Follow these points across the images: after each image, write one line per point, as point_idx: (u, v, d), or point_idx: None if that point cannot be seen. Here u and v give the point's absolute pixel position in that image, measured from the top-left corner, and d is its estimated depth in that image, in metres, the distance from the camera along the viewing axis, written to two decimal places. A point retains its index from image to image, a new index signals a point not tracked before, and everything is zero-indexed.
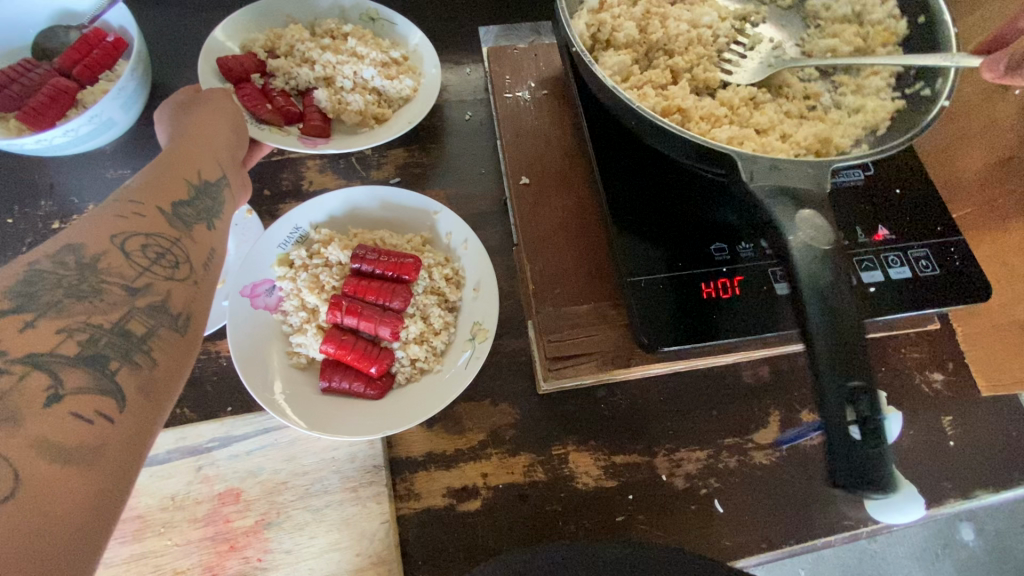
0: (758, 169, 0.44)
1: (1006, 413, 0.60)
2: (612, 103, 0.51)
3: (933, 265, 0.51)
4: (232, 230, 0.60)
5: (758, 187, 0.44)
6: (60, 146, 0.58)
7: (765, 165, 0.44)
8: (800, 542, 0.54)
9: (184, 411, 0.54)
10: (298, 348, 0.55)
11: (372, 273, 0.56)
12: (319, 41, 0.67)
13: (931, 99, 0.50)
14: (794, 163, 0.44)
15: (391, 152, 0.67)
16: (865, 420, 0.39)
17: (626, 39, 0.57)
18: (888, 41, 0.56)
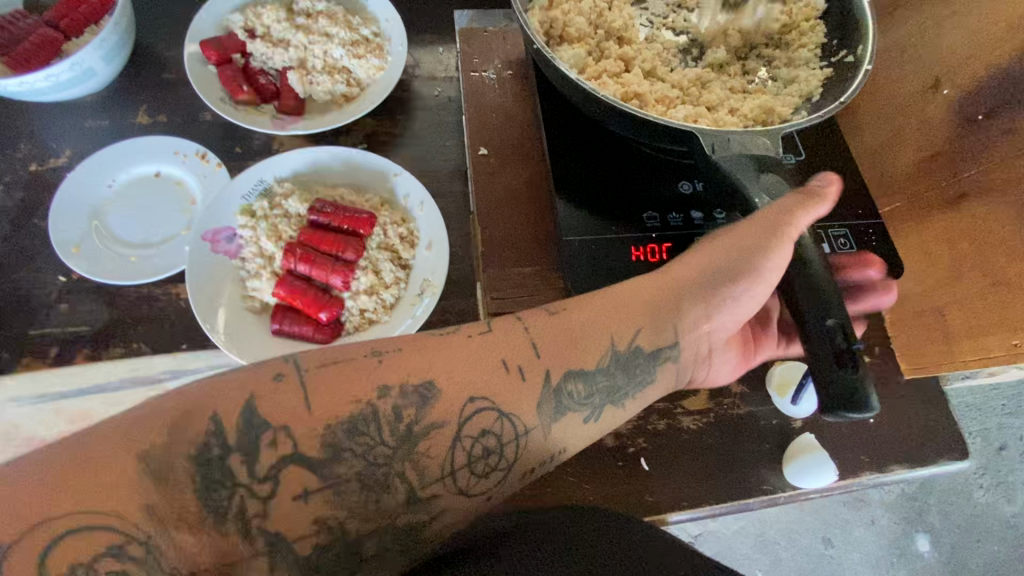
0: (719, 144, 0.49)
1: (929, 397, 0.64)
2: (569, 90, 0.54)
3: (850, 242, 0.57)
4: (201, 180, 0.64)
5: (717, 158, 0.49)
6: (42, 91, 0.62)
7: (722, 138, 0.49)
8: (720, 503, 0.57)
9: (140, 345, 0.56)
10: (253, 292, 0.57)
11: (329, 225, 0.59)
12: (294, 21, 0.70)
13: (856, 65, 0.55)
14: (753, 138, 0.49)
15: (360, 121, 0.70)
16: (844, 348, 0.43)
17: (577, 33, 0.61)
18: (811, 18, 0.61)
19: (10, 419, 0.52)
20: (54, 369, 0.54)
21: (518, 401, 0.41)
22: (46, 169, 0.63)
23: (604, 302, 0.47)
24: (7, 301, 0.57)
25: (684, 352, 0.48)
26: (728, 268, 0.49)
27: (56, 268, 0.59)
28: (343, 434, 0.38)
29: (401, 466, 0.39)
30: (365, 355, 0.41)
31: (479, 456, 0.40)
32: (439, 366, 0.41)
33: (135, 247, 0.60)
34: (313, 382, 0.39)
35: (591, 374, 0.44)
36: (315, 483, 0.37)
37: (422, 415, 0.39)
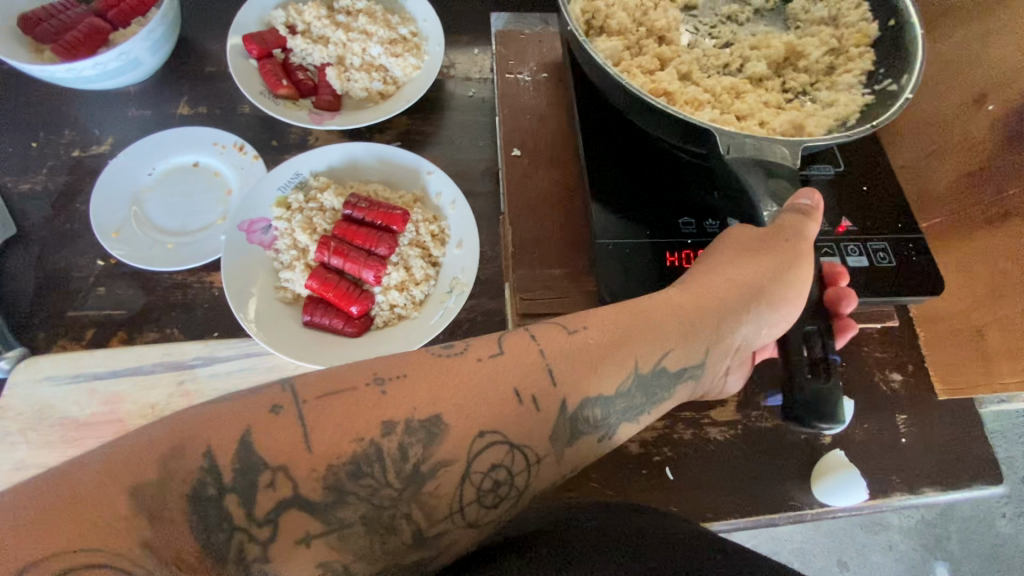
0: (735, 145, 0.48)
1: (966, 419, 0.61)
2: (599, 78, 0.55)
3: (889, 257, 0.55)
4: (238, 172, 0.65)
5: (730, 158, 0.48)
6: (88, 79, 0.63)
7: (740, 139, 0.48)
8: (747, 517, 0.56)
9: (174, 331, 0.57)
10: (286, 283, 0.58)
11: (362, 220, 0.60)
12: (334, 18, 0.71)
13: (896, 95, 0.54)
14: (773, 144, 0.48)
15: (394, 119, 0.70)
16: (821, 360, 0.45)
17: (617, 26, 0.62)
18: (863, 43, 0.60)
19: (44, 398, 0.52)
20: (90, 350, 0.55)
21: (530, 434, 0.37)
22: (89, 155, 0.65)
23: (633, 321, 0.43)
24: (46, 282, 0.58)
25: (708, 368, 0.46)
26: (763, 285, 0.47)
27: (95, 251, 0.60)
28: (346, 475, 0.33)
29: (408, 508, 0.34)
30: (366, 382, 0.36)
31: (490, 489, 0.36)
32: (450, 395, 0.36)
33: (172, 234, 0.61)
34: (313, 413, 0.33)
35: (609, 397, 0.40)
36: (317, 527, 0.32)
37: (431, 452, 0.34)
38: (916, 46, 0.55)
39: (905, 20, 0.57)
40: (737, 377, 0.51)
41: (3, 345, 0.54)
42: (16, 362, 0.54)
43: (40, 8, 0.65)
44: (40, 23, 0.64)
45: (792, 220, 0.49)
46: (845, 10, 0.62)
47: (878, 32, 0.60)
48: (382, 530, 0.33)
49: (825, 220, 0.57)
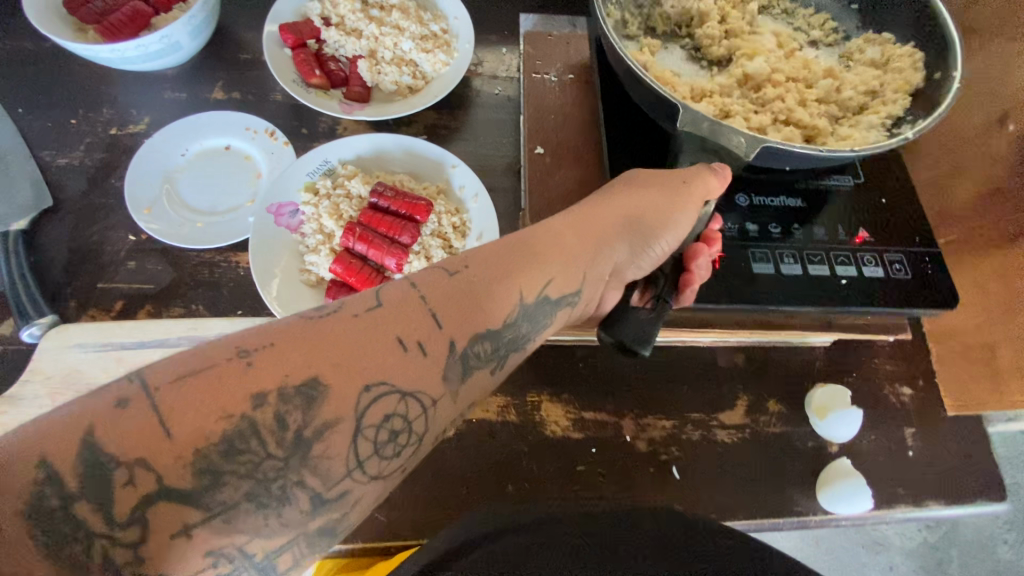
0: (692, 122, 0.50)
1: (975, 437, 0.61)
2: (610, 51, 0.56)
3: (906, 269, 0.56)
4: (268, 156, 0.66)
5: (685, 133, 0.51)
6: (129, 60, 0.65)
7: (703, 123, 0.50)
8: (750, 519, 0.56)
9: (199, 307, 0.59)
10: (310, 266, 0.60)
11: (387, 209, 0.61)
12: (369, 12, 0.73)
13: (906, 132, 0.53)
14: (730, 132, 0.50)
15: (421, 112, 0.72)
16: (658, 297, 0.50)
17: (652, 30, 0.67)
18: (901, 91, 0.60)
19: (73, 364, 0.54)
20: (120, 322, 0.56)
21: (422, 378, 0.35)
22: (124, 133, 0.67)
23: (514, 256, 0.42)
24: (79, 255, 0.60)
25: (585, 295, 0.46)
26: (648, 218, 0.49)
27: (127, 227, 0.62)
28: (218, 456, 0.30)
29: (298, 475, 0.32)
30: (228, 356, 0.32)
31: (388, 441, 0.34)
32: (327, 354, 0.33)
33: (201, 213, 0.63)
34: (168, 399, 0.29)
35: (497, 331, 0.39)
36: (196, 516, 0.29)
37: (312, 417, 0.32)
38: (947, 101, 0.54)
39: (952, 76, 0.56)
40: (615, 294, 0.50)
41: (37, 311, 0.56)
42: (46, 329, 0.55)
43: None
44: (86, 3, 0.66)
45: (695, 172, 0.50)
46: (896, 54, 0.62)
47: (922, 83, 0.59)
48: (259, 508, 0.31)
49: (843, 230, 0.58)
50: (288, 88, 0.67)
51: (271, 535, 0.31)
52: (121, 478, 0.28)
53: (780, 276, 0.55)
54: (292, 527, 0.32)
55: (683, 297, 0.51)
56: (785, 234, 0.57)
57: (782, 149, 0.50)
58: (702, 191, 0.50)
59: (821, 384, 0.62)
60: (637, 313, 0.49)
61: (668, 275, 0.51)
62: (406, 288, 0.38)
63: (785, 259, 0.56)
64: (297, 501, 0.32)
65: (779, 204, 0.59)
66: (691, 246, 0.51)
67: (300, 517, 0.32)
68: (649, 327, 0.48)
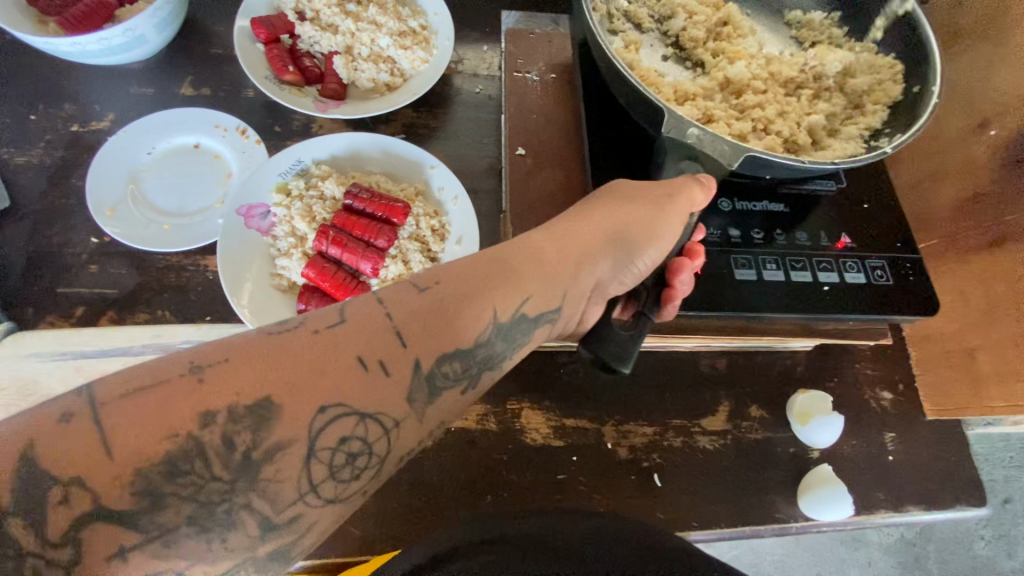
0: (676, 129, 0.49)
1: (953, 441, 0.61)
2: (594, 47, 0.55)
3: (887, 275, 0.56)
4: (239, 156, 0.64)
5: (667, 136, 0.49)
6: (91, 54, 0.62)
7: (686, 127, 0.49)
8: (731, 526, 0.56)
9: (165, 313, 0.56)
10: (281, 270, 0.58)
11: (362, 211, 0.59)
12: (345, 7, 0.70)
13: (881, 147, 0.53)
14: (713, 139, 0.48)
15: (399, 111, 0.70)
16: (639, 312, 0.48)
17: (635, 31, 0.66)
18: (880, 103, 0.60)
19: (30, 374, 0.51)
20: (78, 329, 0.54)
21: (383, 400, 0.34)
22: (87, 131, 0.64)
23: (487, 272, 0.40)
24: (37, 257, 0.58)
25: (565, 312, 0.44)
26: (630, 233, 0.47)
27: (89, 228, 0.59)
28: (160, 477, 0.28)
29: (246, 498, 0.30)
30: (179, 372, 0.30)
31: (345, 463, 0.32)
32: (281, 373, 0.31)
33: (167, 214, 0.60)
34: (112, 416, 0.28)
35: (468, 349, 0.38)
36: (132, 538, 0.28)
37: (263, 438, 0.30)
38: (924, 113, 0.53)
39: (929, 89, 0.55)
40: (597, 309, 0.48)
41: None
42: (1, 337, 0.53)
43: None
44: None
45: (682, 184, 0.49)
46: (878, 65, 0.61)
47: (901, 95, 0.59)
48: (201, 531, 0.29)
49: (825, 235, 0.58)
50: (258, 82, 0.64)
51: (215, 560, 0.29)
52: (54, 498, 0.27)
53: (763, 282, 0.54)
54: (238, 551, 0.30)
55: (665, 312, 0.49)
56: (767, 240, 0.57)
57: (766, 160, 0.49)
58: (687, 204, 0.48)
59: (802, 389, 0.62)
60: (619, 329, 0.48)
61: (651, 290, 0.50)
62: (372, 304, 0.36)
63: (768, 265, 0.55)
64: (244, 527, 0.30)
65: (762, 209, 0.59)
66: (675, 259, 0.50)
67: (248, 542, 0.30)
68: (629, 344, 0.47)
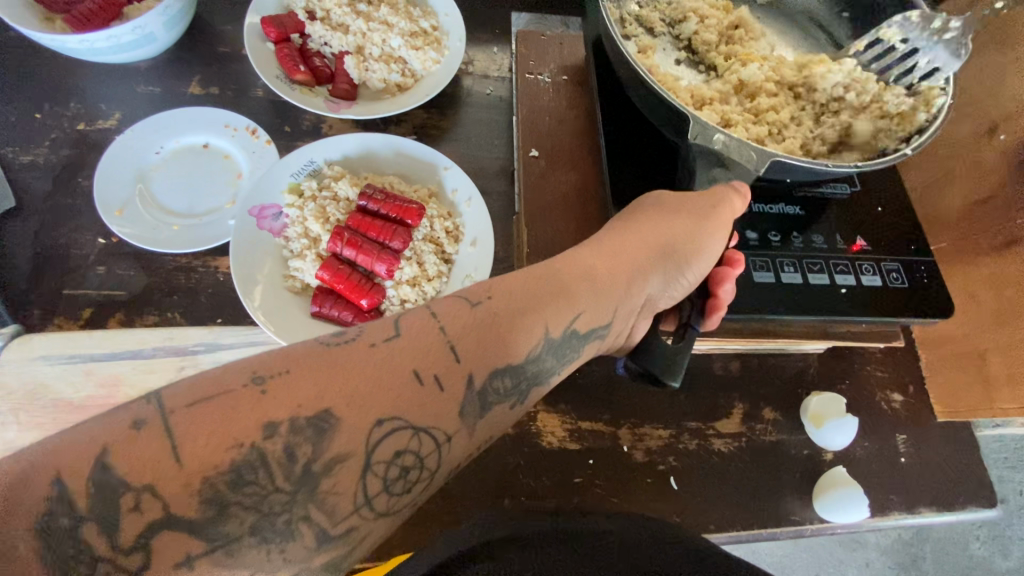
0: (703, 134, 0.49)
1: (964, 443, 0.62)
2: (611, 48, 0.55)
3: (902, 278, 0.56)
4: (249, 156, 0.63)
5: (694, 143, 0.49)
6: (99, 52, 0.61)
7: (711, 132, 0.48)
8: (747, 529, 0.55)
9: (175, 315, 0.55)
10: (294, 272, 0.57)
11: (377, 212, 0.59)
12: (356, 7, 0.70)
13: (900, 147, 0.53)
14: (740, 146, 0.48)
15: (410, 112, 0.70)
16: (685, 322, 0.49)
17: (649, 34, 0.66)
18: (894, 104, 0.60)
19: (38, 377, 0.50)
20: (88, 331, 0.53)
21: (438, 416, 0.33)
22: (93, 129, 0.63)
23: (538, 287, 0.40)
24: (43, 257, 0.56)
25: (615, 327, 0.44)
26: (678, 246, 0.47)
27: (97, 228, 0.58)
28: (226, 486, 0.28)
29: (305, 510, 0.29)
30: (243, 382, 0.30)
31: (398, 478, 0.32)
32: (339, 385, 0.31)
33: (177, 215, 0.59)
34: (182, 426, 0.28)
35: (518, 365, 0.37)
36: (199, 546, 0.27)
37: (323, 450, 0.30)
38: (940, 115, 0.54)
39: (943, 89, 0.56)
40: (644, 323, 0.48)
41: None
42: (6, 340, 0.51)
43: None
44: None
45: (723, 193, 0.49)
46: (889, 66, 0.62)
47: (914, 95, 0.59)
48: (263, 542, 0.28)
49: (841, 238, 0.58)
50: (269, 81, 0.64)
51: (275, 570, 0.29)
52: (127, 504, 0.26)
53: (780, 284, 0.54)
54: (295, 562, 0.29)
55: (710, 322, 0.49)
56: (783, 242, 0.57)
57: (789, 164, 0.49)
58: (729, 215, 0.49)
59: (815, 392, 0.62)
60: (665, 341, 0.48)
61: (695, 300, 0.50)
62: (426, 317, 0.36)
63: (785, 268, 0.55)
64: (302, 538, 0.29)
65: (777, 211, 0.59)
66: (717, 269, 0.50)
67: (305, 553, 0.30)
68: (677, 356, 0.46)
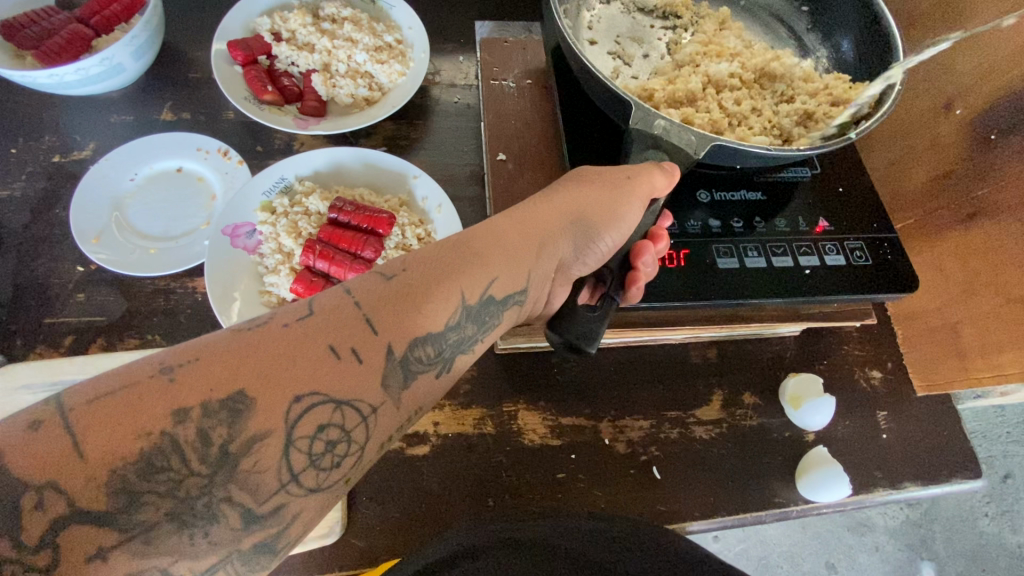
0: (642, 119, 0.50)
1: (944, 416, 0.62)
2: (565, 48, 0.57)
3: (866, 255, 0.57)
4: (222, 177, 0.64)
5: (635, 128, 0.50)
6: (68, 84, 0.63)
7: (653, 117, 0.50)
8: (731, 514, 0.56)
9: (155, 336, 0.56)
10: (270, 287, 0.58)
11: (348, 224, 0.60)
12: (320, 26, 0.71)
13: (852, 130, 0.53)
14: (679, 130, 0.50)
15: (380, 125, 0.71)
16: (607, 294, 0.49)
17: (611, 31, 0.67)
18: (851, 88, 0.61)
19: (22, 407, 0.51)
20: (64, 358, 0.53)
21: (359, 387, 0.34)
22: (68, 160, 0.64)
23: (452, 254, 0.40)
24: (22, 289, 0.57)
25: (532, 293, 0.45)
26: (590, 215, 0.48)
27: (74, 256, 0.59)
28: (135, 475, 0.28)
29: (225, 491, 0.30)
30: (150, 373, 0.30)
31: (324, 451, 0.33)
32: (254, 367, 0.32)
33: (153, 239, 0.60)
34: (84, 422, 0.28)
35: (439, 334, 0.38)
36: (112, 538, 0.27)
37: (239, 431, 0.30)
38: (890, 97, 0.54)
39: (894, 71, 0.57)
40: (563, 291, 0.50)
41: None
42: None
43: (24, 15, 0.65)
44: (23, 30, 0.64)
45: (642, 167, 0.49)
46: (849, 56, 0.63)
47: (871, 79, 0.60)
48: (184, 527, 0.29)
49: (803, 220, 0.59)
50: (238, 101, 0.65)
51: (200, 556, 0.29)
52: (28, 504, 0.26)
53: (745, 269, 0.55)
54: (222, 545, 0.30)
55: (630, 294, 0.49)
56: (747, 229, 0.58)
57: (732, 148, 0.50)
58: (648, 189, 0.48)
59: (793, 373, 0.63)
60: (583, 309, 0.48)
61: (615, 272, 0.50)
62: (340, 295, 0.36)
63: (749, 252, 0.56)
64: (226, 519, 0.30)
65: (740, 198, 0.60)
66: (637, 243, 0.50)
67: (232, 534, 0.30)
68: (595, 325, 0.47)
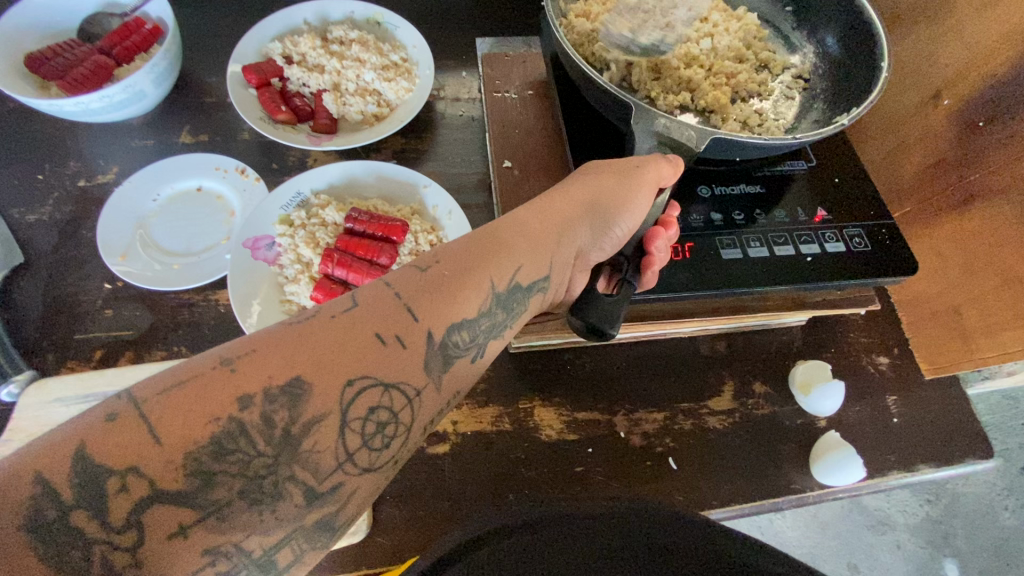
0: (645, 119, 0.53)
1: (954, 397, 0.63)
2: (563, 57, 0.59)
3: (865, 242, 0.59)
4: (240, 194, 0.67)
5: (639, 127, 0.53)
6: (94, 111, 0.66)
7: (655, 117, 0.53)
8: (748, 501, 0.57)
9: (181, 348, 0.58)
10: (291, 296, 0.60)
11: (363, 233, 0.62)
12: (328, 48, 0.75)
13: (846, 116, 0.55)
14: (680, 127, 0.52)
15: (389, 139, 0.74)
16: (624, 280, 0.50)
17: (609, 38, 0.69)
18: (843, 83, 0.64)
19: (55, 419, 0.52)
20: (100, 371, 0.55)
21: (403, 370, 0.36)
22: (94, 185, 0.67)
23: (478, 245, 0.43)
24: (53, 308, 0.60)
25: (554, 280, 0.47)
26: (604, 203, 0.50)
27: (102, 275, 0.62)
28: (208, 457, 0.30)
29: (290, 470, 0.32)
30: (212, 364, 0.32)
31: (376, 432, 0.35)
32: (307, 355, 0.33)
33: (176, 256, 0.63)
34: (157, 411, 0.30)
35: (474, 321, 0.40)
36: (190, 516, 0.29)
37: (300, 413, 0.32)
38: (878, 86, 0.57)
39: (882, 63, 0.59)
40: (582, 277, 0.52)
41: (13, 368, 0.55)
42: (26, 385, 0.54)
43: (48, 48, 0.68)
44: (47, 62, 0.67)
45: (650, 158, 0.52)
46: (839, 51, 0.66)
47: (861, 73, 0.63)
48: (253, 504, 0.31)
49: (802, 211, 0.61)
50: (254, 122, 0.68)
51: (269, 530, 0.31)
52: (113, 487, 0.28)
53: (748, 259, 0.57)
54: (287, 521, 0.32)
55: (646, 278, 0.52)
56: (748, 221, 0.60)
57: (732, 141, 0.52)
58: (655, 176, 0.51)
59: (801, 361, 0.64)
60: (603, 295, 0.50)
61: (630, 258, 0.52)
62: (382, 287, 0.38)
63: (751, 243, 0.58)
64: (291, 497, 0.32)
65: (739, 192, 0.62)
66: (649, 229, 0.52)
67: (296, 511, 0.32)
68: (616, 307, 0.48)
